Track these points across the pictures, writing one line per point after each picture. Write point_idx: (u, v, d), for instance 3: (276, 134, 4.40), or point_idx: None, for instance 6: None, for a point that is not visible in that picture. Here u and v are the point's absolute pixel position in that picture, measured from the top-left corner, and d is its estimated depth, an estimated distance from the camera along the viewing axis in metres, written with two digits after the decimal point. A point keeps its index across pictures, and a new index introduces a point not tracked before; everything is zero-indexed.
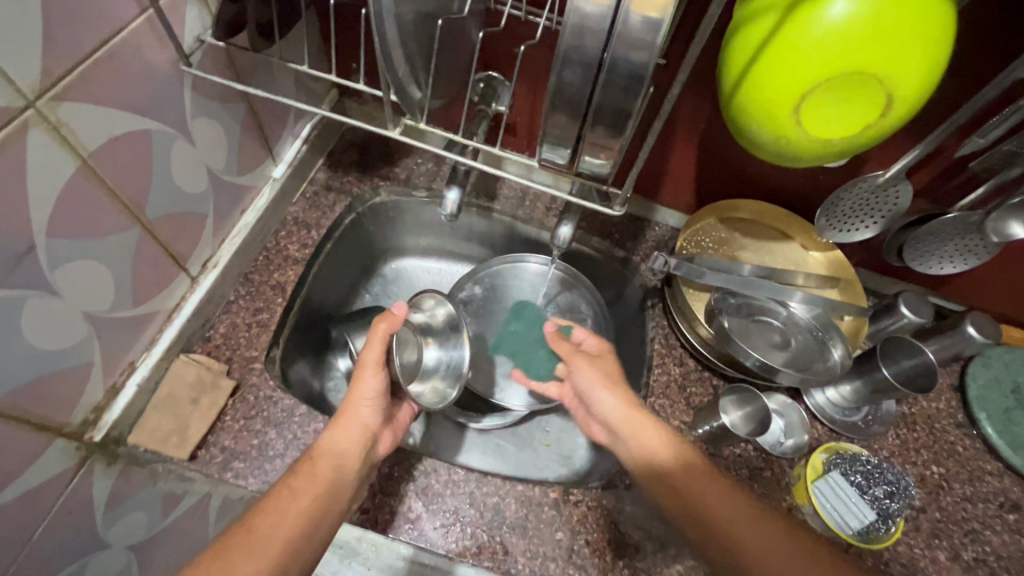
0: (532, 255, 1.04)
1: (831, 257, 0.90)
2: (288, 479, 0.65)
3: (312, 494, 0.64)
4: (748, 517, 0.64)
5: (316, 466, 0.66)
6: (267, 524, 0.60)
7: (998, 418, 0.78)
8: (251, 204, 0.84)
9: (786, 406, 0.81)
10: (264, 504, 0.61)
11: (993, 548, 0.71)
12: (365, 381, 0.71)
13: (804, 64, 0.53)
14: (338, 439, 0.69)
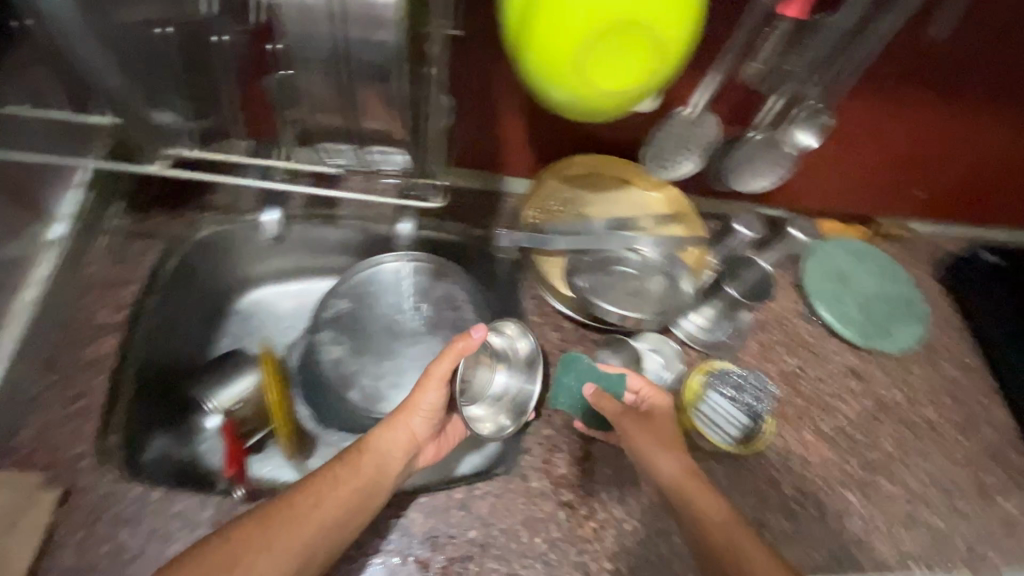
0: (386, 251, 0.82)
1: (668, 194, 0.75)
2: (334, 464, 0.61)
3: (355, 486, 0.59)
4: (712, 511, 0.59)
5: (361, 458, 0.61)
6: (309, 505, 0.56)
7: (832, 303, 0.84)
8: (30, 279, 0.64)
9: (657, 342, 0.75)
10: (308, 485, 0.58)
11: (845, 416, 0.77)
12: (424, 393, 0.64)
13: (565, 16, 0.41)
14: (386, 443, 0.63)
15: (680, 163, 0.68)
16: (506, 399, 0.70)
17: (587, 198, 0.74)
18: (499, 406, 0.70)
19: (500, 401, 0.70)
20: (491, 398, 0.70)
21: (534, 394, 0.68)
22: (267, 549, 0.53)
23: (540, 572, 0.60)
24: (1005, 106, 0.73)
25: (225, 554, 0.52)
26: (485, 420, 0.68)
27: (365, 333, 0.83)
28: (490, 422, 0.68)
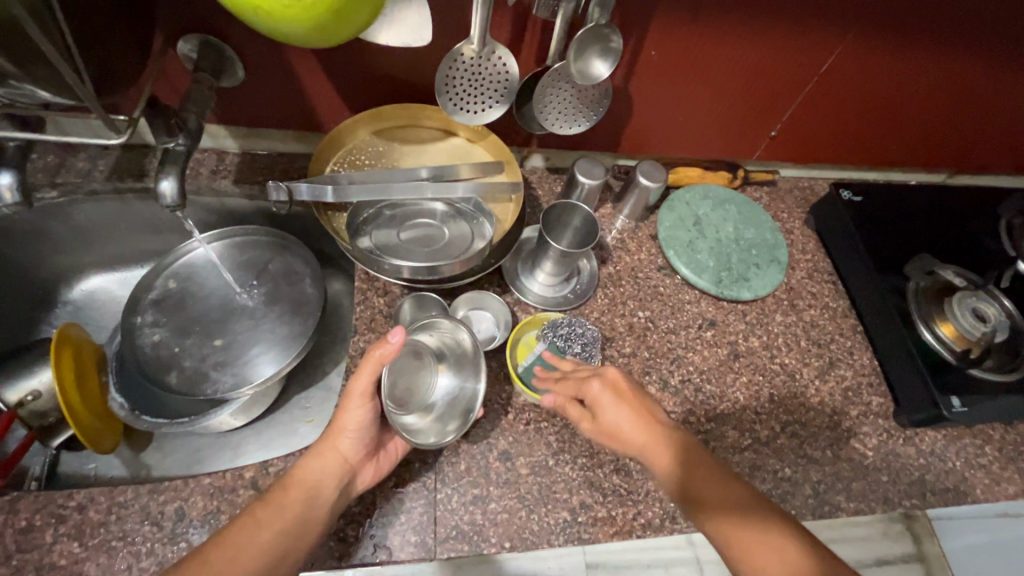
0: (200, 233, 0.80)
1: (489, 141, 0.70)
2: (255, 506, 0.54)
3: (276, 529, 0.52)
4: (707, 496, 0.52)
5: (285, 494, 0.54)
6: (223, 561, 0.49)
7: (684, 252, 0.80)
8: None
9: (480, 299, 0.71)
10: (223, 534, 0.51)
11: (695, 366, 0.73)
12: (348, 412, 0.56)
13: None
14: (314, 472, 0.55)
15: (488, 108, 0.64)
16: (450, 402, 0.61)
17: (400, 151, 0.69)
18: (440, 411, 0.61)
19: (444, 404, 0.62)
20: (432, 404, 0.61)
21: (478, 393, 0.59)
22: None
23: (334, 551, 0.56)
24: (832, 27, 0.68)
25: None
26: (427, 432, 0.59)
27: (191, 315, 0.78)
28: (435, 429, 0.59)
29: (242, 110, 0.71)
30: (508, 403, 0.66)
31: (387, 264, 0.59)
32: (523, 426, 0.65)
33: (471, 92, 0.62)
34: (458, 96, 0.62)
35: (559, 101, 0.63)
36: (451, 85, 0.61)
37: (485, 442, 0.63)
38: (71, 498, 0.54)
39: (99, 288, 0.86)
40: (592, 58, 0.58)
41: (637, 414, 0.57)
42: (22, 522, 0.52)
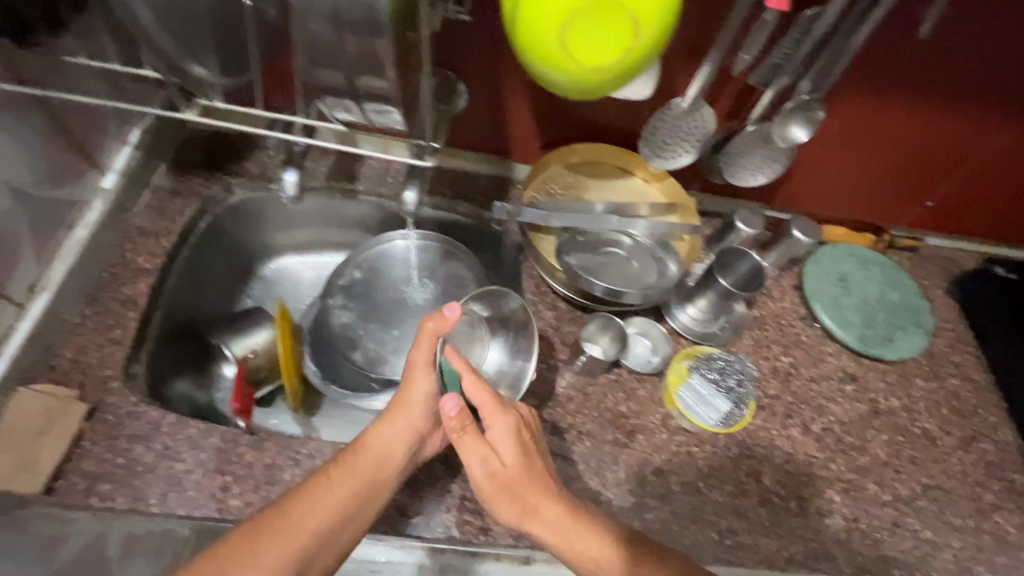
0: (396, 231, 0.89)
1: (668, 185, 0.78)
2: (328, 466, 0.59)
3: (352, 488, 0.57)
4: (591, 538, 0.55)
5: (356, 458, 0.59)
6: (300, 514, 0.54)
7: (831, 306, 0.83)
8: (81, 220, 0.70)
9: (646, 326, 0.77)
10: (300, 490, 0.56)
11: (836, 417, 0.76)
12: (415, 384, 0.61)
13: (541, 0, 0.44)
14: (386, 438, 0.60)
15: (678, 155, 0.70)
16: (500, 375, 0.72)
17: (588, 184, 0.77)
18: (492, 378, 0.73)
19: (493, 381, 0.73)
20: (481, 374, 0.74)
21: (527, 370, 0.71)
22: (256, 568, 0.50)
23: (511, 529, 0.63)
24: (1012, 112, 0.72)
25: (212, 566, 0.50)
26: None
27: (373, 303, 0.89)
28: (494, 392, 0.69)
29: (452, 134, 0.81)
30: (662, 424, 0.72)
31: (582, 283, 0.67)
32: (675, 447, 0.70)
33: (670, 144, 0.70)
34: (657, 146, 0.70)
35: (746, 157, 0.70)
36: (655, 135, 0.69)
37: (641, 455, 0.69)
38: (305, 446, 0.64)
39: (286, 267, 0.95)
40: (793, 122, 0.64)
41: (534, 462, 0.59)
42: (268, 460, 0.62)
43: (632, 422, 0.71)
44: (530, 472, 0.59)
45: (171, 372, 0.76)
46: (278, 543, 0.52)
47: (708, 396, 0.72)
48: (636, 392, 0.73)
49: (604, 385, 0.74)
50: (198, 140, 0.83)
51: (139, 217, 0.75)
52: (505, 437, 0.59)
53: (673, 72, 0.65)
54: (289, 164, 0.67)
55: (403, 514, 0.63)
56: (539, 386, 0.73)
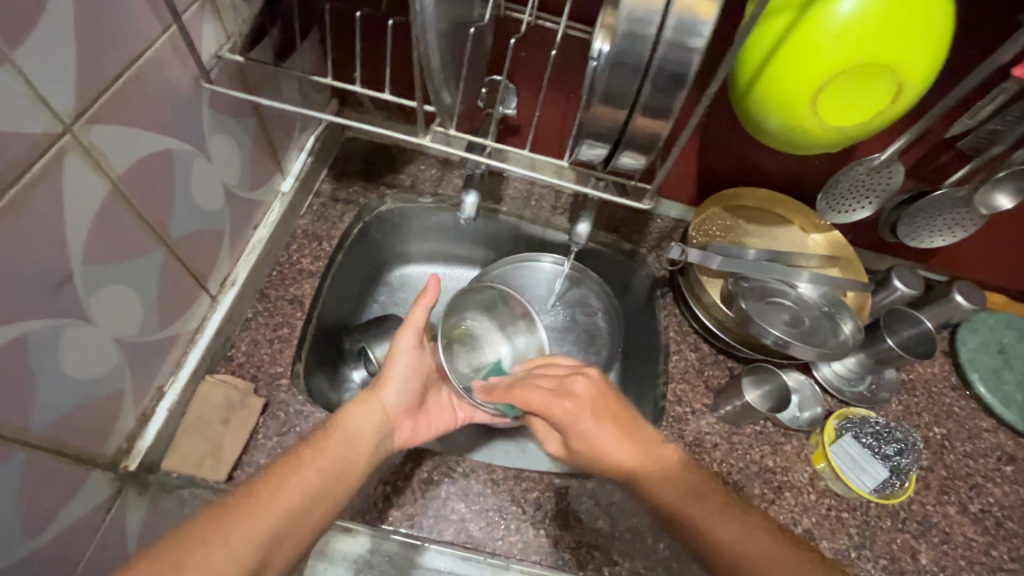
0: (541, 253, 0.89)
1: (832, 237, 0.75)
2: (301, 446, 0.54)
3: (322, 469, 0.52)
4: (666, 488, 0.52)
5: (328, 439, 0.55)
6: (272, 489, 0.49)
7: (989, 378, 0.78)
8: (262, 219, 0.73)
9: (801, 382, 0.75)
10: (270, 471, 0.50)
11: (996, 499, 0.71)
12: (396, 357, 0.63)
13: (800, 70, 0.44)
14: (362, 422, 0.58)
15: (855, 209, 0.69)
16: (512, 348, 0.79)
17: (747, 229, 0.76)
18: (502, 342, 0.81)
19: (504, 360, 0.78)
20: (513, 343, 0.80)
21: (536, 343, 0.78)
22: (239, 560, 0.44)
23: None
24: None
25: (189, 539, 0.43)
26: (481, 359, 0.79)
27: None
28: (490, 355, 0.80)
29: None
30: (810, 484, 0.69)
31: (753, 328, 0.65)
32: (825, 511, 0.67)
33: (848, 199, 0.69)
34: (834, 200, 0.69)
35: (929, 219, 0.67)
36: (837, 188, 0.67)
37: (789, 515, 0.67)
38: (459, 464, 0.64)
39: (411, 276, 0.96)
40: (1000, 192, 0.61)
41: (609, 408, 0.58)
42: (425, 474, 0.63)
43: (778, 478, 0.69)
44: (608, 413, 0.57)
45: (315, 370, 0.78)
46: (250, 520, 0.46)
47: (867, 461, 0.69)
48: (783, 447, 0.71)
49: (749, 437, 0.71)
50: (357, 150, 0.86)
51: (305, 219, 0.78)
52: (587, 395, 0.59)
53: None
54: (467, 185, 0.69)
55: (553, 547, 0.61)
56: (683, 429, 0.71)
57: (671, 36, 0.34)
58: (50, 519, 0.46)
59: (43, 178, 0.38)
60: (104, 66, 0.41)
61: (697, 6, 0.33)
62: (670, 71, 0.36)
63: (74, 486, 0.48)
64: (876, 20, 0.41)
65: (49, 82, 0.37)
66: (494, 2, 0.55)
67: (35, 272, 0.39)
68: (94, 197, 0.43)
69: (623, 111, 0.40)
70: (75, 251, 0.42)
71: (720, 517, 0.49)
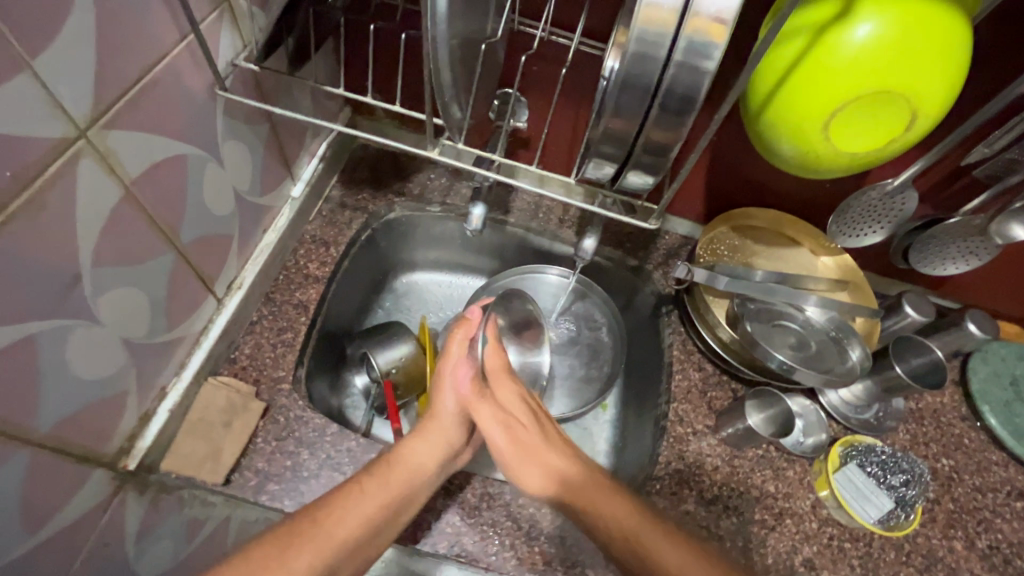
0: (546, 266, 0.89)
1: (841, 261, 0.74)
2: (361, 475, 0.54)
3: (386, 495, 0.54)
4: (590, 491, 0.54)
5: (390, 470, 0.56)
6: (334, 520, 0.49)
7: (1000, 410, 0.77)
8: (270, 224, 0.74)
9: (805, 406, 0.74)
10: (333, 498, 0.51)
11: (1004, 535, 0.70)
12: (443, 393, 0.64)
13: (814, 96, 0.44)
14: (421, 449, 0.59)
15: (868, 234, 0.69)
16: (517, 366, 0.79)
17: (755, 249, 0.76)
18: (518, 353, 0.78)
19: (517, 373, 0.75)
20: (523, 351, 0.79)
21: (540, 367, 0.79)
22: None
23: None
24: None
25: (253, 559, 0.44)
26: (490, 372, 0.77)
27: None
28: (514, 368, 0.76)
29: None
30: (812, 511, 0.68)
31: (758, 351, 0.65)
32: (827, 540, 0.66)
33: (859, 223, 0.68)
34: (844, 224, 0.69)
35: (941, 246, 0.66)
36: (847, 212, 0.67)
37: (790, 543, 0.66)
38: (456, 476, 0.64)
39: (416, 283, 0.96)
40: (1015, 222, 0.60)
41: (528, 427, 0.62)
42: None
43: (780, 504, 0.68)
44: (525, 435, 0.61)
45: (317, 375, 0.78)
46: (315, 547, 0.47)
47: (871, 491, 0.67)
48: (785, 472, 0.70)
49: (751, 460, 0.70)
50: (367, 157, 0.87)
51: (313, 225, 0.79)
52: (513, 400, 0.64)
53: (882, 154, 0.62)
54: (475, 196, 0.69)
55: (548, 565, 0.61)
56: (683, 450, 0.70)
57: (682, 59, 0.34)
58: (48, 517, 0.46)
59: (57, 181, 0.39)
60: (123, 74, 0.42)
61: (707, 31, 0.33)
62: (680, 94, 0.36)
63: (74, 485, 0.48)
64: (893, 49, 0.41)
65: (67, 89, 0.37)
66: (507, 18, 0.55)
67: (46, 273, 0.40)
68: (106, 200, 0.44)
69: (631, 131, 0.40)
70: (85, 253, 0.43)
71: (660, 535, 0.50)
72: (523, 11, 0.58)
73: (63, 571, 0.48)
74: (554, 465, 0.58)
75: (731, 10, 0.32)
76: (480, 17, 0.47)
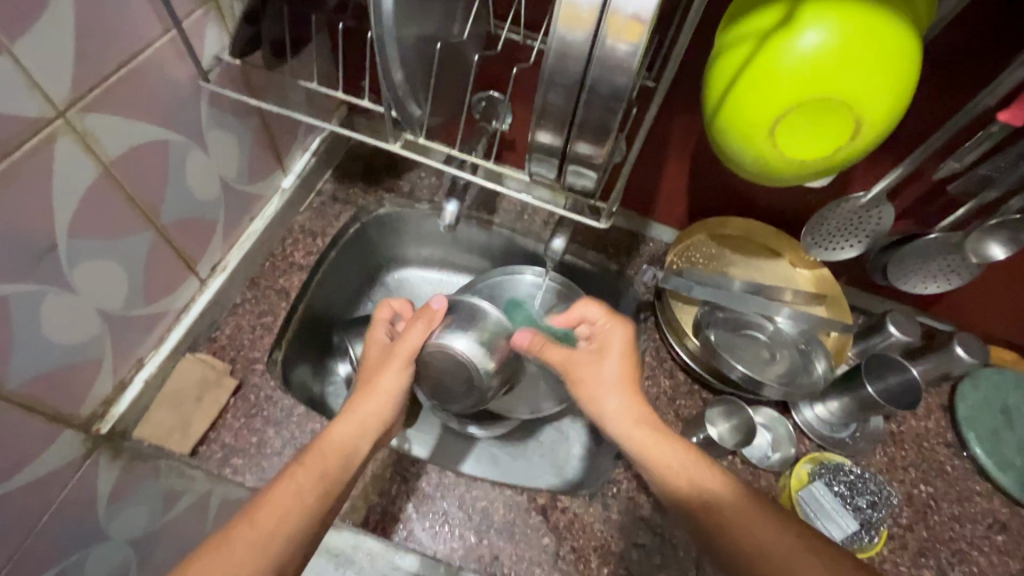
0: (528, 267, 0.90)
1: (820, 275, 0.73)
2: (294, 463, 0.52)
3: (320, 476, 0.52)
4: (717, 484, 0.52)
5: (326, 454, 0.54)
6: (271, 512, 0.48)
7: (987, 439, 0.73)
8: (260, 212, 0.77)
9: (773, 420, 0.73)
10: (269, 491, 0.49)
11: (980, 569, 0.66)
12: (386, 373, 0.61)
13: (762, 101, 0.44)
14: (349, 432, 0.57)
15: (843, 248, 0.68)
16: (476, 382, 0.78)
17: (731, 260, 0.75)
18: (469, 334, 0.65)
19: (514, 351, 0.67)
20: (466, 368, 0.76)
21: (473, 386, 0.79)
22: None
23: None
24: None
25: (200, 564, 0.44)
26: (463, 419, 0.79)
27: None
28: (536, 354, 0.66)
29: None
30: None
31: (720, 360, 0.64)
32: None
33: (835, 236, 0.67)
34: (821, 237, 0.68)
35: (921, 264, 0.64)
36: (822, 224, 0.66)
37: None
38: (413, 464, 0.65)
39: (405, 279, 0.98)
40: (993, 240, 0.58)
41: (635, 368, 0.64)
42: (378, 470, 0.65)
43: None
44: (631, 372, 0.63)
45: (298, 360, 0.81)
46: (253, 545, 0.46)
47: (837, 511, 0.66)
48: (749, 485, 0.68)
49: None
50: (362, 155, 0.91)
51: (303, 216, 0.82)
52: (620, 343, 0.65)
53: (857, 165, 0.61)
54: (451, 193, 0.71)
55: (495, 558, 0.61)
56: None
57: (603, 58, 0.36)
58: (16, 468, 0.50)
59: (34, 157, 0.42)
60: (104, 63, 0.45)
61: (625, 30, 0.34)
62: (605, 92, 0.38)
63: (44, 441, 0.52)
64: (839, 55, 0.41)
65: (46, 74, 0.41)
66: (477, 21, 0.57)
67: (20, 240, 0.43)
68: (83, 178, 0.47)
69: (566, 128, 0.42)
70: (62, 225, 0.47)
71: (746, 510, 0.50)
72: (497, 15, 0.60)
73: (28, 521, 0.51)
74: (665, 438, 0.57)
75: (649, 11, 0.33)
76: (439, 18, 0.49)
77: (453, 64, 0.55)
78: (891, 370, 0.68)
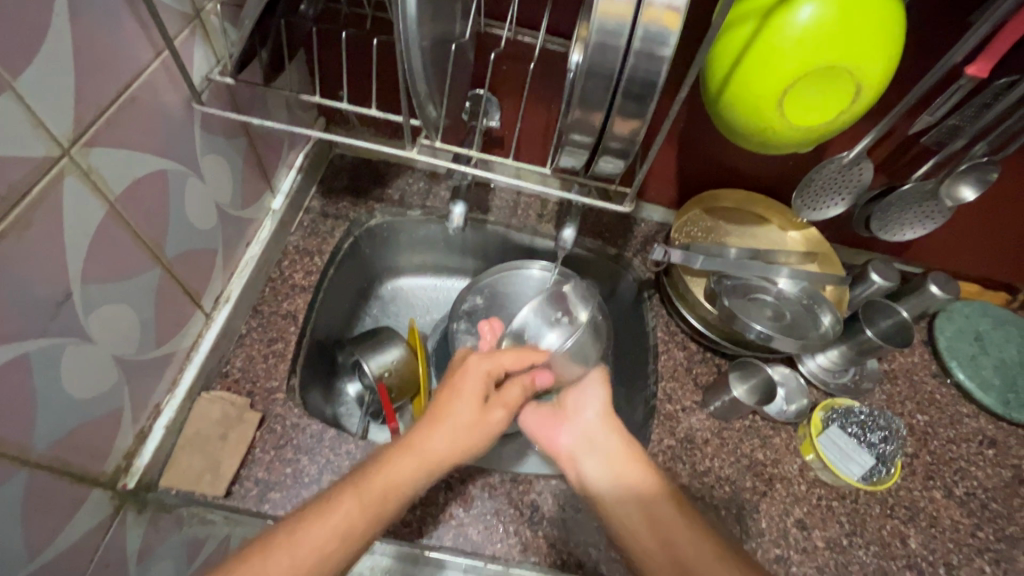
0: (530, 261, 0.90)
1: (808, 235, 0.78)
2: (345, 484, 0.49)
3: (366, 516, 0.47)
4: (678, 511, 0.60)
5: (377, 477, 0.49)
6: (309, 542, 0.44)
7: (967, 364, 0.81)
8: (254, 237, 0.74)
9: (785, 375, 0.77)
10: (311, 513, 0.46)
11: (980, 481, 0.73)
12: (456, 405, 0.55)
13: (772, 73, 0.47)
14: (407, 472, 0.50)
15: (831, 206, 0.72)
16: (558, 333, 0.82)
17: (727, 229, 0.79)
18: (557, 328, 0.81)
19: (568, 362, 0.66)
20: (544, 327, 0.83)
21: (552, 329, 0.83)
22: None
23: None
24: None
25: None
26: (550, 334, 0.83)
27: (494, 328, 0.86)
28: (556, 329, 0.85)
29: None
30: (800, 474, 0.71)
31: (737, 324, 0.68)
32: (816, 500, 0.69)
33: (822, 195, 0.71)
34: (808, 198, 0.72)
35: (900, 211, 0.70)
36: (811, 186, 0.70)
37: (782, 506, 0.68)
38: (456, 470, 0.65)
39: (401, 289, 0.97)
40: (964, 183, 0.64)
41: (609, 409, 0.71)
42: None
43: (771, 469, 0.70)
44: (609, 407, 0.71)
45: (311, 383, 0.78)
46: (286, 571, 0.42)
47: (853, 452, 0.71)
48: (772, 439, 0.72)
49: (739, 430, 0.73)
50: (345, 167, 0.88)
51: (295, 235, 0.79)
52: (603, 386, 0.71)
53: None
54: (455, 195, 0.71)
55: (552, 547, 0.62)
56: (674, 427, 0.72)
57: (641, 45, 0.37)
58: (50, 538, 0.46)
59: (41, 202, 0.39)
60: (102, 93, 0.42)
61: (663, 17, 0.36)
62: (643, 77, 0.39)
63: (73, 505, 0.48)
64: (840, 28, 0.44)
65: (47, 110, 0.38)
66: (474, 21, 0.58)
67: (36, 293, 0.40)
68: (91, 220, 0.44)
69: (599, 118, 0.43)
70: (75, 271, 0.44)
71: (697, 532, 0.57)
72: (490, 14, 0.61)
73: None
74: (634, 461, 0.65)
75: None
76: (449, 18, 0.49)
77: (459, 66, 0.55)
78: (886, 312, 0.75)
